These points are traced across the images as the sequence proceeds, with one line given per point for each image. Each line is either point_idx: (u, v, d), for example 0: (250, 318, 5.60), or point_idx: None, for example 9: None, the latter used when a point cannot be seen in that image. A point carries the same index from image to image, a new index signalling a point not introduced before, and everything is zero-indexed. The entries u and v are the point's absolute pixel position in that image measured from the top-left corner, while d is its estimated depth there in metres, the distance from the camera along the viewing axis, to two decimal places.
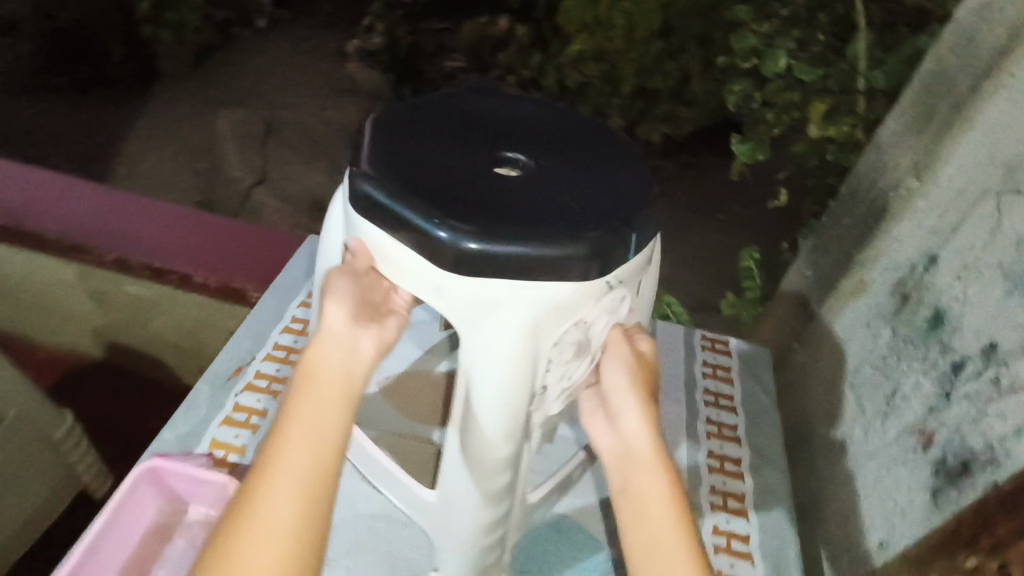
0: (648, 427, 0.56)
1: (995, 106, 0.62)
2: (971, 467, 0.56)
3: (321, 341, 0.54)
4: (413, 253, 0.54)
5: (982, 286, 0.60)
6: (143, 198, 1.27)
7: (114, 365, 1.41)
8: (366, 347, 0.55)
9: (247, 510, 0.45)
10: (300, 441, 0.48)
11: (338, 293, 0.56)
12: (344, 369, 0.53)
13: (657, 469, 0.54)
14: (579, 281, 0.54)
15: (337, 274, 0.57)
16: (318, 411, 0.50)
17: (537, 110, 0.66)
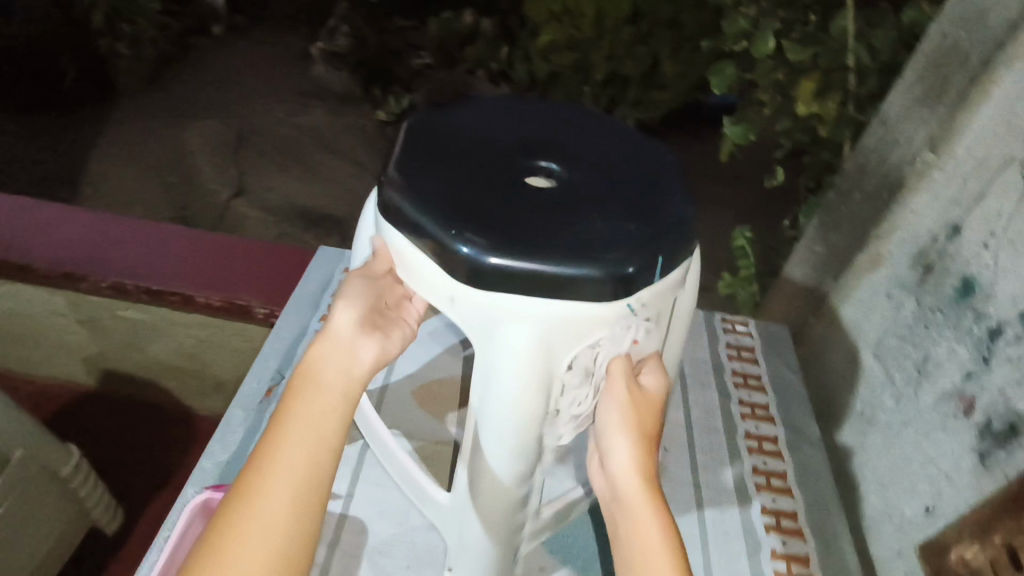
0: (634, 483, 0.47)
1: (1013, 77, 0.65)
2: (1018, 428, 0.58)
3: (323, 343, 0.48)
4: (433, 264, 0.47)
5: (1014, 252, 0.62)
6: (132, 220, 1.21)
7: (110, 394, 1.36)
8: (370, 354, 0.48)
9: (231, 520, 0.40)
10: (293, 447, 0.43)
11: (350, 295, 0.49)
12: (345, 373, 0.46)
13: (644, 531, 0.46)
14: (599, 301, 0.45)
15: (352, 275, 0.51)
16: (314, 418, 0.44)
17: (582, 120, 0.59)
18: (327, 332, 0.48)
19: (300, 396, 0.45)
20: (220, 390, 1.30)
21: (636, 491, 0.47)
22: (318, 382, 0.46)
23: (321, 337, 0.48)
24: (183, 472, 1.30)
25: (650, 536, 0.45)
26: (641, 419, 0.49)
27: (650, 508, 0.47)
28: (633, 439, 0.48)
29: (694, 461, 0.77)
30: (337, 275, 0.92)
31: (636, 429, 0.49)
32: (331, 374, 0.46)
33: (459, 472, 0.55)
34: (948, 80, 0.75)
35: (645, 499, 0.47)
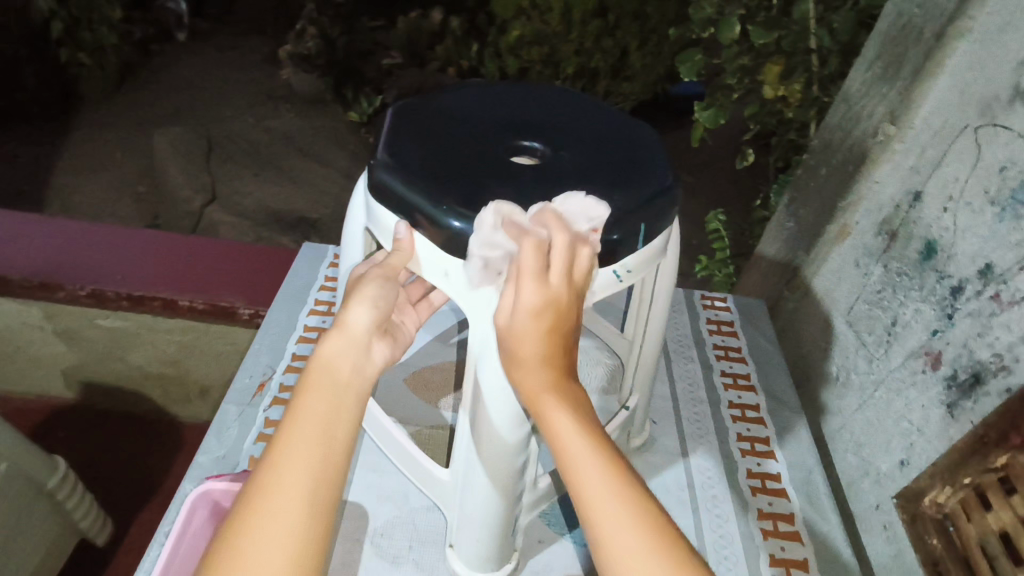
0: (529, 394, 0.44)
1: (963, 50, 0.69)
2: (982, 377, 0.63)
3: (335, 337, 0.44)
4: (429, 241, 0.48)
5: (971, 214, 0.66)
6: (107, 228, 1.20)
7: (90, 407, 1.34)
8: (380, 358, 0.45)
9: (241, 509, 0.36)
10: (305, 434, 0.39)
11: (371, 295, 0.46)
12: (357, 370, 0.43)
13: (554, 431, 0.42)
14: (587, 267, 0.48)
15: (375, 271, 0.47)
16: (327, 407, 0.40)
17: (561, 100, 0.61)
18: (340, 327, 0.44)
19: (309, 385, 0.41)
20: (204, 396, 1.29)
21: (533, 396, 0.43)
22: (330, 372, 0.42)
23: (333, 331, 0.44)
24: (170, 482, 1.29)
25: (560, 431, 0.41)
26: (520, 331, 0.44)
27: (556, 406, 0.43)
28: (514, 357, 0.44)
29: (681, 431, 0.80)
30: (321, 272, 0.94)
31: (515, 343, 0.44)
32: (343, 370, 0.42)
33: (458, 443, 0.57)
34: (905, 54, 0.78)
35: (550, 400, 0.43)
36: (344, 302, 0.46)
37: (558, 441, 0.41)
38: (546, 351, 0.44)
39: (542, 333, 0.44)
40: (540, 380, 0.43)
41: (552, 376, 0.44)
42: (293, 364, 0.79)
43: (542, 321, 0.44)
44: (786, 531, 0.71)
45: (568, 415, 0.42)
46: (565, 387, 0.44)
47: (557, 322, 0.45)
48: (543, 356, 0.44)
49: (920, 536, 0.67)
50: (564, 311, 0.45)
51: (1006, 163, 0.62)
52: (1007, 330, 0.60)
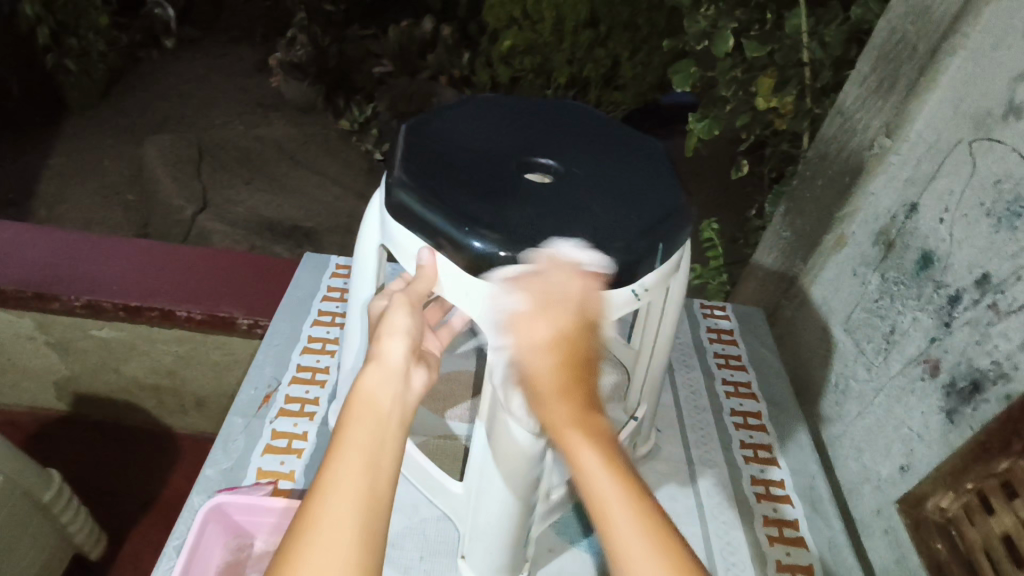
0: (551, 428, 0.39)
1: (956, 66, 0.71)
2: (980, 386, 0.64)
3: (374, 369, 0.44)
4: (450, 262, 0.49)
5: (967, 225, 0.68)
6: (102, 238, 1.19)
7: (82, 418, 1.32)
8: (420, 384, 0.46)
9: (289, 555, 0.34)
10: (353, 468, 0.38)
11: (397, 323, 0.47)
12: (399, 397, 0.43)
13: (582, 470, 0.37)
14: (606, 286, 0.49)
15: (400, 298, 0.49)
16: (374, 439, 0.40)
17: (570, 119, 0.62)
18: (376, 359, 0.45)
19: (351, 417, 0.41)
20: (200, 406, 1.28)
21: (557, 434, 0.38)
22: (373, 403, 0.42)
23: (370, 363, 0.45)
24: (165, 494, 1.27)
25: (590, 476, 0.37)
26: (540, 355, 0.40)
27: (579, 440, 0.38)
28: (538, 379, 0.40)
29: (685, 439, 0.81)
30: (323, 282, 0.94)
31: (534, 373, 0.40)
32: (386, 399, 0.43)
33: (473, 456, 0.57)
34: (899, 70, 0.80)
35: (575, 437, 0.38)
36: (376, 336, 0.47)
37: (591, 489, 0.36)
38: (565, 380, 0.39)
39: (563, 369, 0.40)
40: (562, 411, 0.39)
41: (576, 407, 0.39)
42: (298, 376, 0.80)
43: (563, 339, 0.41)
44: (791, 537, 0.72)
45: (595, 452, 0.37)
46: (591, 419, 0.39)
47: (570, 350, 0.40)
48: (563, 385, 0.39)
49: (924, 541, 0.68)
50: (576, 337, 0.41)
51: (1000, 176, 0.64)
52: (1005, 339, 0.62)
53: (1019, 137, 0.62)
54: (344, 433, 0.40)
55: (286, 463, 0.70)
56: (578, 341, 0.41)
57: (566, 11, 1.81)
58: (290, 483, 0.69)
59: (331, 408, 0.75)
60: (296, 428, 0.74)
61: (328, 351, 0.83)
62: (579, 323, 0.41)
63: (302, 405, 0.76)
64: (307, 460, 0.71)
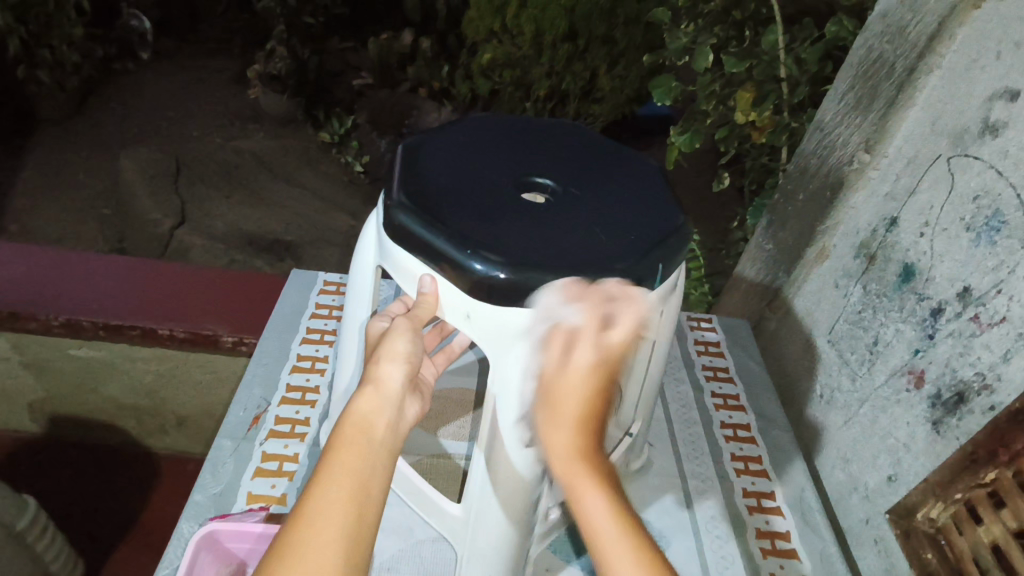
0: (563, 462, 0.43)
1: (932, 85, 0.73)
2: (965, 396, 0.66)
3: (370, 395, 0.45)
4: (452, 286, 0.49)
5: (947, 239, 0.70)
6: (81, 255, 1.16)
7: (58, 440, 1.28)
8: (411, 415, 0.46)
9: None
10: (340, 493, 0.39)
11: (397, 350, 0.47)
12: (392, 426, 0.44)
13: (583, 506, 0.42)
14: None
15: (401, 321, 0.49)
16: (362, 467, 0.41)
17: (564, 138, 0.63)
18: (374, 384, 0.45)
19: (343, 442, 0.41)
20: (181, 426, 1.25)
21: (570, 469, 0.43)
22: (365, 431, 0.42)
23: (366, 389, 0.45)
24: (145, 517, 1.23)
25: (591, 516, 0.41)
26: (564, 389, 0.45)
27: (586, 479, 0.42)
28: (553, 412, 0.45)
29: (677, 453, 0.81)
30: (311, 299, 0.93)
31: (557, 397, 0.45)
32: (379, 426, 0.43)
33: (471, 477, 0.57)
34: (877, 88, 0.82)
35: (580, 474, 0.42)
36: (375, 359, 0.47)
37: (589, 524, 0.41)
38: (583, 420, 0.44)
39: (580, 409, 0.44)
40: (578, 445, 0.43)
41: (588, 445, 0.43)
42: (288, 397, 0.79)
43: (587, 384, 0.45)
44: (783, 548, 0.72)
45: (598, 496, 0.42)
46: (598, 457, 0.43)
47: (594, 391, 0.45)
48: (580, 423, 0.44)
49: (914, 551, 0.69)
50: (604, 379, 0.45)
51: (979, 192, 0.66)
52: (988, 351, 0.64)
53: (995, 155, 0.64)
54: (336, 455, 0.41)
55: (277, 486, 0.69)
56: (599, 384, 0.45)
57: (546, 26, 1.79)
58: (281, 507, 0.67)
59: (322, 428, 0.74)
60: (287, 450, 0.73)
61: (318, 369, 0.83)
62: (600, 372, 0.45)
63: (292, 426, 0.75)
64: (298, 483, 0.70)
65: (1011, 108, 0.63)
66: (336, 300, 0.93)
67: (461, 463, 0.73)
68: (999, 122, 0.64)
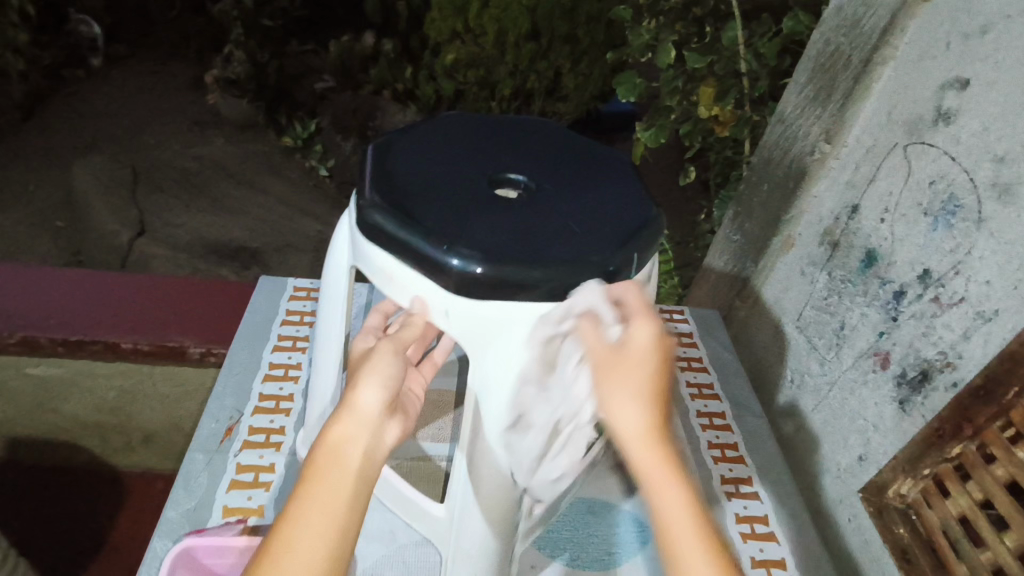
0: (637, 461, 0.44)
1: (887, 76, 0.76)
2: (929, 374, 0.68)
3: (346, 421, 0.43)
4: (429, 284, 0.49)
5: (906, 224, 0.72)
6: (37, 269, 1.12)
7: (16, 463, 1.22)
8: (389, 440, 0.45)
9: None
10: (310, 530, 0.39)
11: (378, 373, 0.45)
12: (368, 454, 0.42)
13: (661, 502, 0.43)
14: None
15: (386, 343, 0.47)
16: (333, 504, 0.40)
17: (536, 134, 0.63)
18: (352, 410, 0.43)
19: (315, 475, 0.41)
20: (148, 442, 1.21)
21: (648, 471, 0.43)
22: (338, 462, 0.41)
23: (344, 413, 0.43)
24: (114, 538, 1.19)
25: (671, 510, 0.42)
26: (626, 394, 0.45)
27: (663, 476, 0.43)
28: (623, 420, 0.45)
29: None
30: (281, 306, 0.91)
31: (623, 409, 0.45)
32: (353, 455, 0.42)
33: (453, 477, 0.56)
34: (834, 79, 0.84)
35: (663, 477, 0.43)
36: (354, 379, 0.45)
37: (668, 522, 0.42)
38: (658, 418, 0.45)
39: (647, 406, 0.44)
40: (653, 446, 0.44)
41: (665, 446, 0.44)
42: (261, 406, 0.77)
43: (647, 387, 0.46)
44: (762, 532, 0.74)
45: (677, 492, 0.43)
46: (673, 461, 0.44)
47: (661, 390, 0.46)
48: (656, 421, 0.44)
49: (887, 527, 0.71)
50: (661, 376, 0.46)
51: (935, 177, 0.68)
52: (948, 330, 0.66)
53: (949, 141, 0.67)
54: (306, 488, 0.41)
55: (253, 498, 0.68)
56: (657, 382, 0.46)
57: (507, 26, 1.78)
58: (260, 519, 0.66)
59: (298, 437, 0.73)
60: (262, 461, 0.71)
61: (291, 377, 0.81)
62: (659, 366, 0.46)
63: (267, 435, 0.74)
64: (276, 493, 0.69)
65: (962, 96, 0.65)
66: (307, 305, 0.92)
67: (442, 465, 0.73)
68: (951, 109, 0.67)
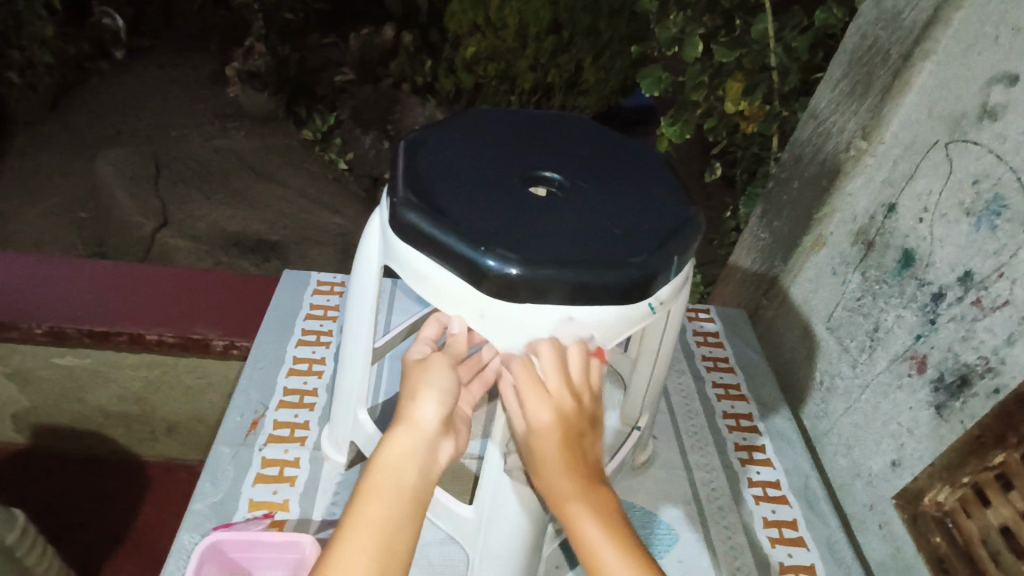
0: (553, 501, 0.45)
1: (927, 71, 0.74)
2: (969, 379, 0.66)
3: (405, 435, 0.44)
4: (464, 285, 0.48)
5: (947, 225, 0.70)
6: (65, 260, 1.13)
7: (41, 451, 1.24)
8: (445, 457, 0.46)
9: None
10: (367, 535, 0.39)
11: (437, 387, 0.47)
12: (425, 468, 0.43)
13: (580, 537, 0.43)
14: (624, 304, 0.48)
15: (440, 356, 0.49)
16: (394, 513, 0.41)
17: (568, 131, 0.62)
18: (411, 423, 0.45)
19: (376, 485, 0.42)
20: (171, 432, 1.22)
21: (560, 502, 0.44)
22: (396, 477, 0.42)
23: (402, 426, 0.45)
24: (138, 527, 1.20)
25: (588, 537, 0.43)
26: (542, 435, 0.45)
27: (580, 516, 0.43)
28: (538, 463, 0.45)
29: (682, 446, 0.81)
30: (305, 300, 0.91)
31: (537, 451, 0.45)
32: (411, 471, 0.43)
33: (484, 476, 0.55)
34: (872, 74, 0.82)
35: (577, 506, 0.44)
36: (413, 394, 0.46)
37: (591, 553, 0.42)
38: (568, 460, 0.45)
39: (549, 450, 0.45)
40: (566, 486, 0.44)
41: (580, 481, 0.45)
42: (286, 400, 0.77)
43: (560, 433, 0.45)
44: (791, 537, 0.72)
45: (597, 525, 0.43)
46: (592, 490, 0.44)
47: (571, 432, 0.46)
48: (566, 464, 0.45)
49: (922, 535, 0.69)
50: (574, 418, 0.46)
51: (978, 176, 0.66)
52: (991, 334, 0.64)
53: (995, 139, 0.65)
54: (364, 494, 0.41)
55: (279, 493, 0.68)
56: (574, 422, 0.46)
57: (529, 18, 1.76)
58: (286, 514, 0.66)
59: (322, 432, 0.73)
60: (287, 455, 0.72)
61: (315, 372, 0.81)
62: (560, 434, 0.45)
63: (292, 430, 0.74)
64: (301, 489, 0.68)
65: (1011, 92, 0.63)
66: (330, 300, 0.92)
67: (466, 463, 0.72)
68: (998, 106, 0.64)
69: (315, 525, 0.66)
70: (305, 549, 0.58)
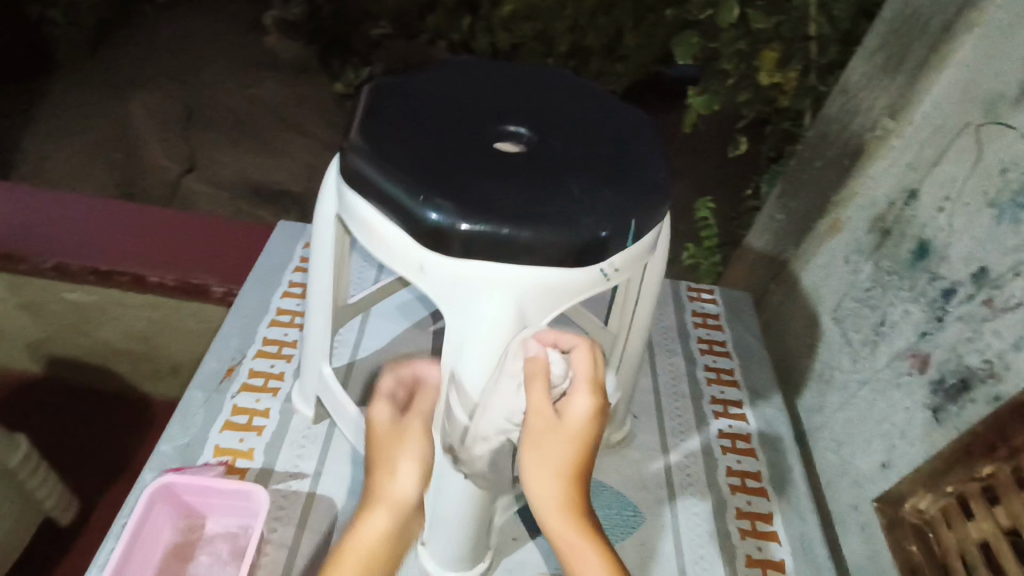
0: (549, 512, 0.43)
1: (966, 47, 0.67)
2: (970, 383, 0.61)
3: (381, 517, 0.44)
4: (407, 236, 0.46)
5: (969, 215, 0.64)
6: (77, 197, 1.15)
7: (56, 380, 1.29)
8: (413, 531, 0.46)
9: None
10: None
11: (413, 456, 0.47)
12: (395, 545, 0.44)
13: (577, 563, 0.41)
14: (573, 267, 0.46)
15: (416, 421, 0.49)
16: None
17: (548, 86, 0.59)
18: (389, 500, 0.45)
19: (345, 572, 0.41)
20: (175, 372, 1.25)
21: (563, 514, 0.43)
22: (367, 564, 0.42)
23: (379, 507, 0.44)
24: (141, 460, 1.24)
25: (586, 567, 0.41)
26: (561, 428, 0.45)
27: (581, 538, 0.42)
28: (544, 458, 0.45)
29: (662, 428, 0.78)
30: (297, 251, 0.91)
31: (550, 443, 0.45)
32: (380, 553, 0.43)
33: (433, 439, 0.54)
34: (908, 48, 0.75)
35: (575, 529, 0.43)
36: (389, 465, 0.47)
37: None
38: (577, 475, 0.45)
39: (569, 445, 0.45)
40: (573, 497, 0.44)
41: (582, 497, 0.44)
42: (264, 350, 0.77)
43: (579, 434, 0.46)
44: (763, 531, 0.70)
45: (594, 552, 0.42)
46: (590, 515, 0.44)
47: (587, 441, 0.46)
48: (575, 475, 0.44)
49: (899, 543, 0.66)
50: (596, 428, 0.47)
51: (1007, 164, 0.60)
52: (999, 336, 0.59)
53: None
54: None
55: (245, 441, 0.68)
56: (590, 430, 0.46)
57: None
58: (249, 462, 0.66)
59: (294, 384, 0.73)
60: (258, 405, 0.72)
61: (297, 324, 0.81)
62: (583, 439, 0.46)
63: (266, 379, 0.74)
64: (267, 439, 0.69)
65: None
66: None
67: None
68: None
69: (276, 476, 0.66)
70: (252, 497, 0.59)
